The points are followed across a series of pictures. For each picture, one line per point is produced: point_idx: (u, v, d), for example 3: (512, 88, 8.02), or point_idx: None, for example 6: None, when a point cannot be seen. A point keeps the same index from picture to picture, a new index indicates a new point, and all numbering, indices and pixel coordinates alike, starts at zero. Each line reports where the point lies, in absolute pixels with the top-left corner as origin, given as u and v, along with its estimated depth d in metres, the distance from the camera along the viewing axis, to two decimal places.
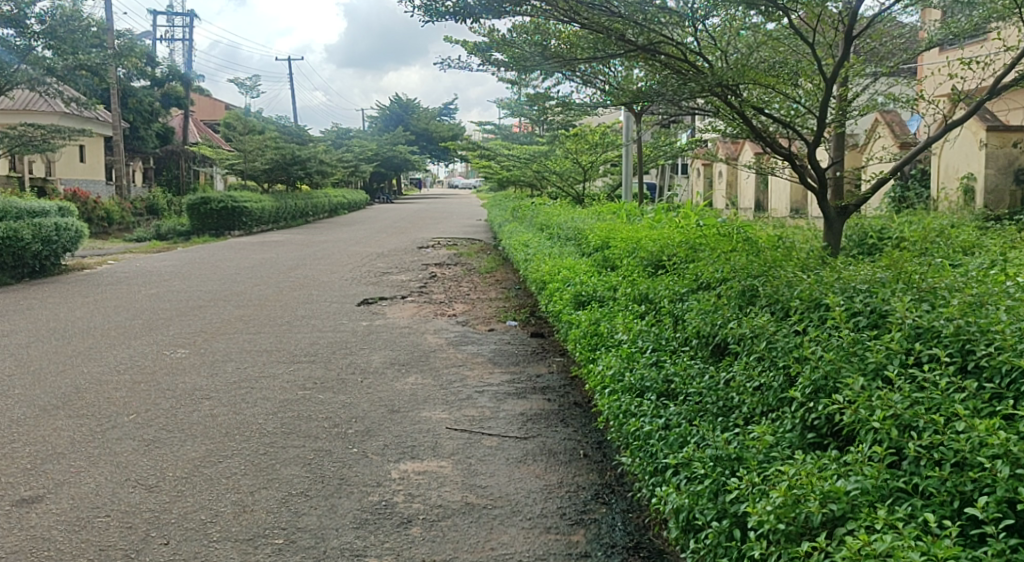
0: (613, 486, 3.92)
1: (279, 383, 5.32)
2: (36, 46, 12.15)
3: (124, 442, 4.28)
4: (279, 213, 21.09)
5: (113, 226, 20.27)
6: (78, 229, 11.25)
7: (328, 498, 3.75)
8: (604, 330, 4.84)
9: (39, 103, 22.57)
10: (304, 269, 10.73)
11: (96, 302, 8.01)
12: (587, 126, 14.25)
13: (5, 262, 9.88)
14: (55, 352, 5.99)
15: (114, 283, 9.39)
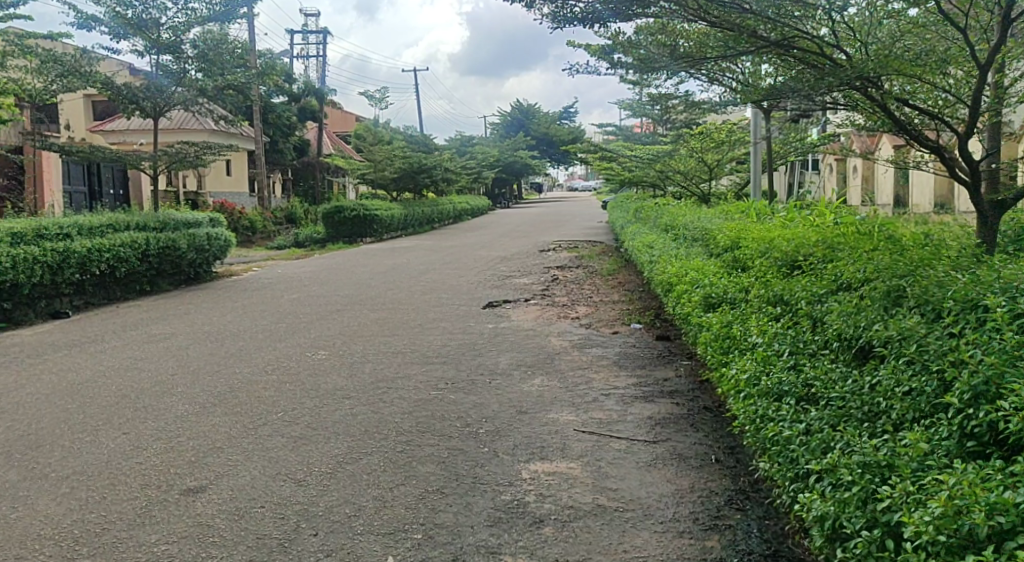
0: (748, 492, 3.84)
1: (414, 383, 5.53)
2: (189, 69, 13.01)
3: (275, 438, 4.58)
4: (408, 220, 21.85)
5: (257, 235, 21.58)
6: (227, 238, 12.07)
7: (463, 496, 3.86)
8: (737, 333, 4.73)
9: (191, 122, 24.30)
10: (432, 274, 11.05)
11: (244, 307, 8.58)
12: (714, 126, 14.04)
13: (167, 269, 10.73)
14: (212, 353, 6.45)
15: (258, 289, 10.02)
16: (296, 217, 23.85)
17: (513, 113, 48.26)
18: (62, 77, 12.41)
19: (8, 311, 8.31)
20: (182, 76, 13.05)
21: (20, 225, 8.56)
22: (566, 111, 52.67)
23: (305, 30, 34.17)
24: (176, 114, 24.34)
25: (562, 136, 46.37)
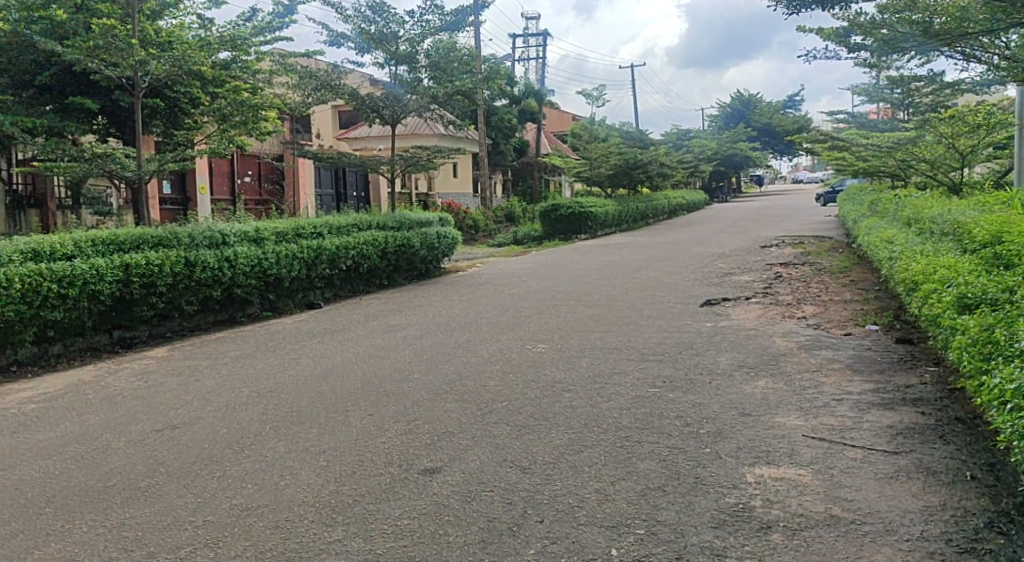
0: (1012, 515, 3.44)
1: (631, 379, 5.54)
2: (422, 77, 13.85)
3: (500, 426, 4.81)
4: (622, 217, 22.01)
5: (480, 233, 22.65)
6: (455, 236, 12.79)
7: (685, 495, 3.82)
8: (999, 337, 4.21)
9: (423, 128, 25.93)
10: (647, 271, 10.98)
11: (468, 301, 9.07)
12: (969, 106, 12.73)
13: (402, 265, 11.61)
14: (442, 343, 6.88)
15: (480, 284, 10.53)
16: (516, 216, 24.65)
17: (733, 105, 46.70)
18: (316, 90, 13.76)
19: (274, 301, 9.42)
20: (416, 85, 13.86)
21: (285, 225, 9.66)
22: (790, 100, 50.08)
23: (525, 33, 35.37)
24: (411, 120, 26.08)
25: (786, 126, 44.22)
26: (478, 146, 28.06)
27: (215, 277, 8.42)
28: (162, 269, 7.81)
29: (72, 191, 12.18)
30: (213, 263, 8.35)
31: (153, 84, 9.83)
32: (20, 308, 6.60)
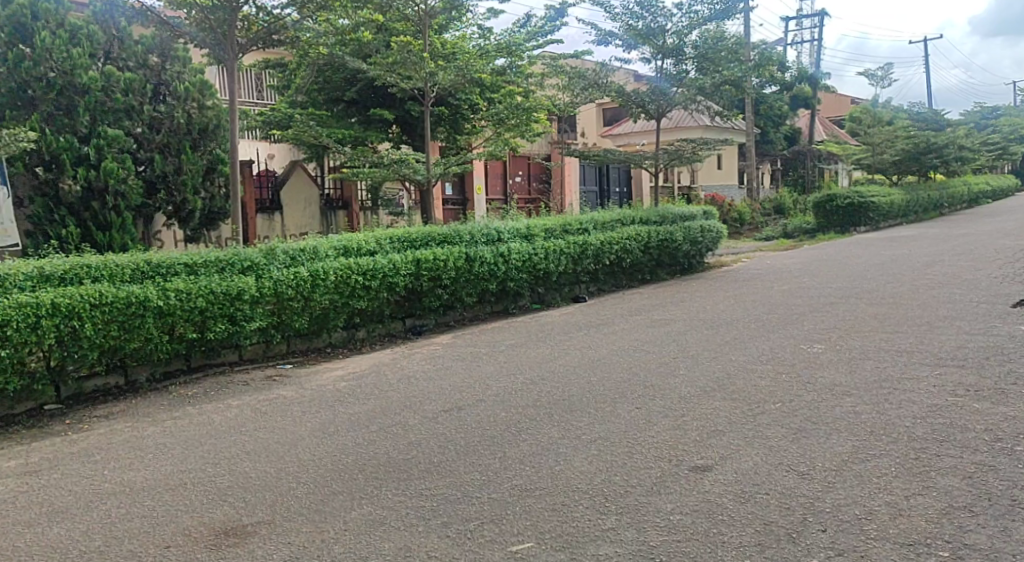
0: None
1: (926, 386, 5.04)
2: (688, 70, 13.49)
3: (776, 428, 4.62)
4: (909, 206, 20.08)
5: (746, 227, 21.72)
6: (719, 230, 12.68)
7: (998, 518, 3.40)
8: None
9: (687, 120, 25.37)
10: (940, 266, 9.85)
11: (734, 297, 8.79)
12: None
13: (664, 260, 11.71)
14: (708, 339, 6.76)
15: (747, 280, 10.15)
16: (785, 208, 23.54)
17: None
18: (584, 89, 13.77)
19: (543, 295, 9.89)
20: (682, 77, 13.58)
21: (554, 222, 10.14)
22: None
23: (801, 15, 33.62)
24: (675, 115, 25.63)
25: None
26: (744, 136, 26.92)
27: (492, 272, 9.02)
28: (447, 264, 8.53)
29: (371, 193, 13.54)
30: (489, 259, 8.95)
31: (439, 93, 10.73)
32: (336, 298, 7.56)
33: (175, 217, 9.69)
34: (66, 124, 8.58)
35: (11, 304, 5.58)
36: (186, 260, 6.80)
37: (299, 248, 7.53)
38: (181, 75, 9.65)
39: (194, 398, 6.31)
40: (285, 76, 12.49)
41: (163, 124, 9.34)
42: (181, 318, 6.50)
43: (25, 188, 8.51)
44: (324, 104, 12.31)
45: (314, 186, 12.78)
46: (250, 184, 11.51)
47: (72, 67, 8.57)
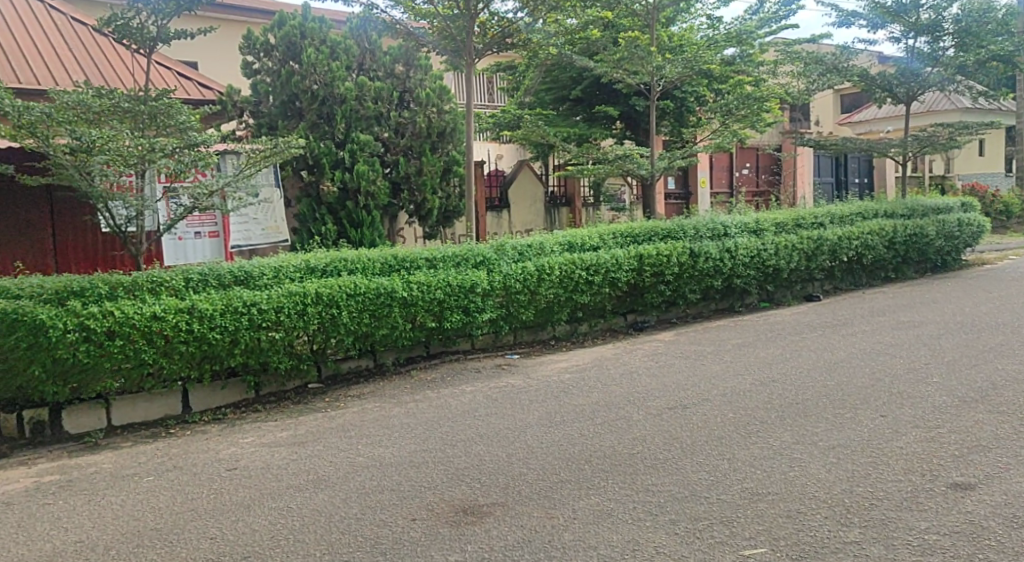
0: None
1: None
2: (946, 46, 12.17)
3: None
4: None
5: (1013, 220, 19.32)
6: (979, 225, 11.61)
7: None
8: None
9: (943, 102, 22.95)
10: None
11: (997, 299, 7.90)
12: None
13: (913, 257, 10.89)
14: (967, 345, 6.15)
15: (1013, 281, 9.07)
16: None
17: None
18: (822, 76, 12.87)
19: (772, 293, 9.56)
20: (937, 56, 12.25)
21: (785, 216, 9.75)
22: None
23: None
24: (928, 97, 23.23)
25: None
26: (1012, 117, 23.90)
27: (717, 268, 8.86)
28: (671, 260, 8.48)
29: (595, 189, 13.81)
30: (715, 255, 8.79)
31: (666, 86, 10.63)
32: (560, 292, 7.78)
33: (416, 214, 10.31)
34: (327, 131, 9.59)
35: (284, 293, 6.34)
36: (427, 254, 7.29)
37: (527, 243, 7.85)
38: (423, 82, 10.30)
39: (433, 383, 6.79)
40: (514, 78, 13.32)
41: (406, 128, 10.10)
42: (422, 308, 7.00)
43: (295, 191, 9.75)
44: (550, 103, 13.42)
45: (541, 182, 13.22)
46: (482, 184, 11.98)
47: (332, 79, 9.56)
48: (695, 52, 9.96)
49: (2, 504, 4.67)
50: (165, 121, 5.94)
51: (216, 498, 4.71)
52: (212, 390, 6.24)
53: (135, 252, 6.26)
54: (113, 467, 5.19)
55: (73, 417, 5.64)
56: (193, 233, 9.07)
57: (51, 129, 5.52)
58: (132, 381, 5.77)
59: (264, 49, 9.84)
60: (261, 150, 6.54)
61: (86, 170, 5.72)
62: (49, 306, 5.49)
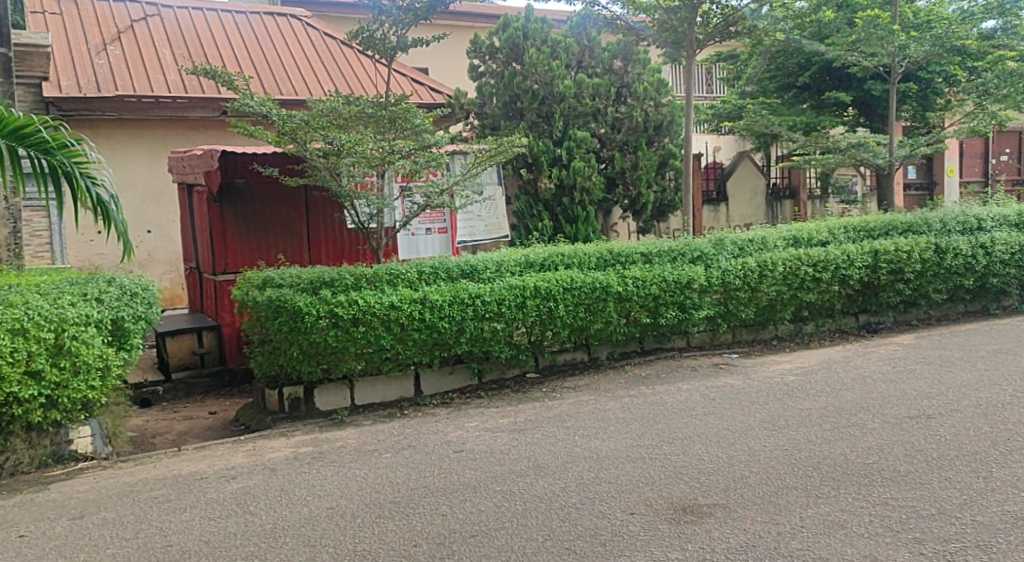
0: None
1: None
2: None
3: None
4: None
5: None
6: None
7: None
8: None
9: None
10: None
11: None
12: None
13: None
14: None
15: None
16: None
17: None
18: None
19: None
20: None
21: None
22: None
23: None
24: None
25: None
26: None
27: (968, 266, 8.61)
28: (913, 257, 8.31)
29: (822, 182, 14.63)
30: (967, 251, 8.58)
31: (908, 68, 9.85)
32: (783, 289, 7.80)
33: (630, 209, 10.73)
34: (546, 129, 10.25)
35: (506, 286, 6.68)
36: (642, 250, 7.51)
37: (747, 239, 7.92)
38: (640, 77, 10.70)
39: (648, 379, 6.84)
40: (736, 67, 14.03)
41: (624, 123, 10.57)
42: (637, 304, 7.21)
43: (515, 188, 10.28)
44: (774, 91, 13.60)
45: (762, 173, 14.41)
46: (700, 177, 12.52)
47: (552, 78, 10.13)
48: (944, 28, 9.17)
49: (268, 468, 5.22)
50: (403, 125, 6.42)
51: (446, 477, 4.97)
52: (442, 374, 6.69)
53: (377, 245, 6.99)
54: (357, 443, 5.67)
55: (324, 395, 6.24)
56: (425, 228, 8.25)
57: (307, 135, 6.19)
58: (373, 364, 6.30)
59: (488, 52, 10.49)
60: (487, 150, 6.94)
61: (336, 171, 6.46)
62: (305, 295, 6.12)
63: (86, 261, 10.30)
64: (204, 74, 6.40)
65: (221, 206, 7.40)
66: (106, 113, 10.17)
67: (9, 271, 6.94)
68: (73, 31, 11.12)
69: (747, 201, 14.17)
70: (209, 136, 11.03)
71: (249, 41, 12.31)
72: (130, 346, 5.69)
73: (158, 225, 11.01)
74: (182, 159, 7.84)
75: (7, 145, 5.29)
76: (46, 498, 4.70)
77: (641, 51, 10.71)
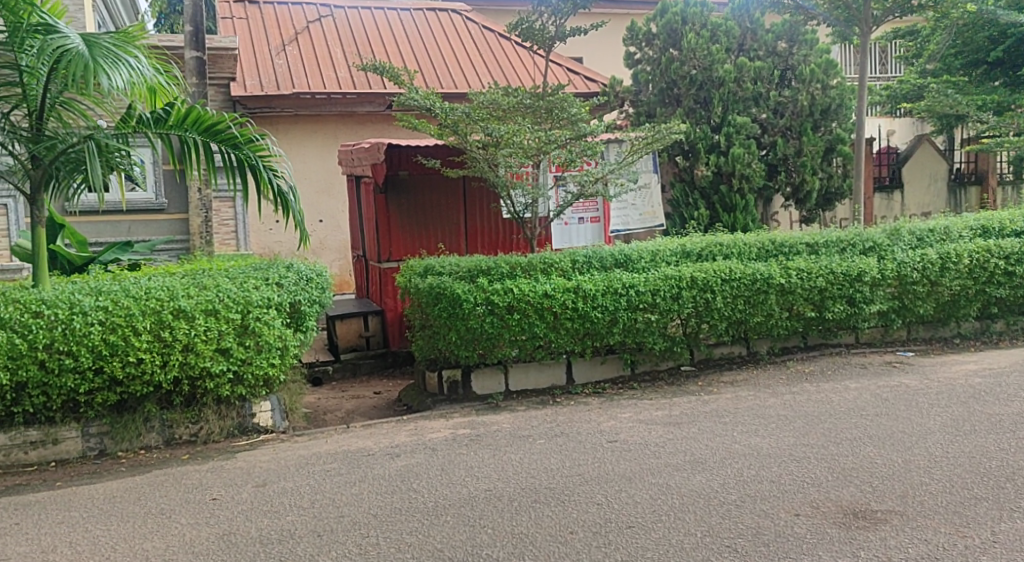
0: None
1: None
2: None
3: None
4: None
5: None
6: None
7: None
8: None
9: None
10: None
11: None
12: None
13: None
14: None
15: None
16: None
17: None
18: None
19: None
20: None
21: None
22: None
23: None
24: None
25: None
26: None
27: None
28: None
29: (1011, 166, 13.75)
30: None
31: None
32: (968, 283, 7.52)
33: (794, 198, 10.35)
34: (704, 115, 10.00)
35: (661, 276, 6.58)
36: (808, 240, 7.36)
37: (928, 229, 7.71)
38: (807, 58, 10.17)
39: (811, 375, 6.58)
40: (917, 44, 13.45)
41: (787, 107, 10.09)
42: (801, 297, 6.96)
43: (670, 176, 10.29)
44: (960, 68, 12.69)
45: (944, 158, 13.39)
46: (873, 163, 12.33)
47: (711, 62, 9.90)
48: None
49: (428, 448, 5.41)
50: (559, 115, 6.45)
51: (600, 466, 4.91)
52: (594, 363, 6.66)
53: (531, 235, 7.07)
54: (512, 428, 5.76)
55: (480, 380, 6.40)
56: (578, 217, 8.32)
57: (468, 126, 6.38)
58: (526, 351, 6.37)
59: (645, 38, 10.40)
60: (644, 138, 6.87)
61: (493, 162, 6.57)
62: (463, 283, 6.29)
63: (269, 249, 11.30)
64: (374, 70, 6.73)
65: (386, 197, 7.76)
66: (284, 110, 10.93)
67: (201, 257, 7.63)
68: (255, 33, 12.03)
69: (926, 187, 13.18)
70: (375, 130, 11.58)
71: (412, 36, 12.82)
72: (306, 327, 6.11)
73: (328, 216, 11.70)
74: (352, 152, 8.27)
75: (202, 141, 5.80)
76: (234, 465, 5.13)
77: (808, 31, 10.18)
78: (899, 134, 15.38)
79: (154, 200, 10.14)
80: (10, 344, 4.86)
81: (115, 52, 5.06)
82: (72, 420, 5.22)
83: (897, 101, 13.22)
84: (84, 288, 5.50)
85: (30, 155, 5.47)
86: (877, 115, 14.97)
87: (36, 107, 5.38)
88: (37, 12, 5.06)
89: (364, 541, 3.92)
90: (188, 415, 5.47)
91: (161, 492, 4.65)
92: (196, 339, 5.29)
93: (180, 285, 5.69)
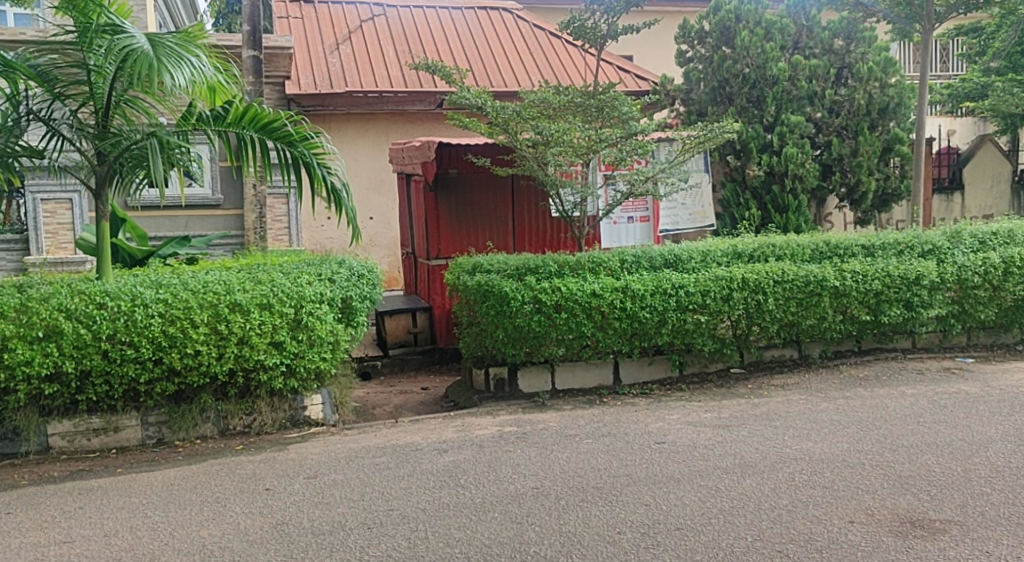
0: None
1: None
2: None
3: None
4: None
5: None
6: None
7: None
8: None
9: None
10: None
11: None
12: None
13: None
14: None
15: None
16: None
17: None
18: None
19: None
20: None
21: None
22: None
23: None
24: None
25: None
26: None
27: None
28: None
29: None
30: None
31: None
32: None
33: (849, 198, 10.14)
34: (756, 114, 9.90)
35: (711, 277, 6.51)
36: (864, 242, 7.21)
37: (990, 233, 7.50)
38: (865, 56, 9.96)
39: (865, 380, 6.44)
40: (980, 42, 13.13)
41: (842, 106, 9.94)
42: (855, 299, 6.84)
43: (721, 175, 10.19)
44: None
45: (1008, 158, 13.00)
46: (933, 164, 12.01)
47: (765, 61, 9.80)
48: None
49: (475, 445, 5.43)
50: (610, 113, 6.47)
51: (649, 468, 4.87)
52: (641, 364, 6.60)
53: (579, 234, 7.05)
54: (559, 427, 5.75)
55: (526, 378, 6.39)
56: (626, 216, 8.26)
57: (519, 125, 6.37)
58: (573, 351, 6.35)
59: (697, 36, 10.30)
60: (696, 136, 6.81)
61: (543, 161, 6.57)
62: (511, 281, 6.31)
63: (321, 244, 11.48)
64: (426, 68, 6.78)
65: (436, 195, 7.83)
66: (336, 108, 11.08)
67: (255, 252, 7.79)
68: (310, 32, 12.23)
69: (987, 189, 12.85)
70: (425, 128, 11.67)
71: (463, 35, 12.89)
72: (357, 323, 6.20)
73: (378, 212, 11.84)
74: (403, 150, 8.34)
75: (259, 138, 5.91)
76: (287, 457, 5.22)
77: (867, 28, 9.97)
78: (960, 134, 14.98)
79: (210, 196, 10.37)
80: (75, 334, 5.02)
81: (177, 52, 5.19)
82: (132, 409, 5.37)
83: (958, 100, 12.90)
84: (145, 280, 5.65)
85: (96, 151, 5.66)
86: (937, 114, 14.62)
87: (102, 105, 5.54)
88: (105, 13, 5.25)
89: (414, 535, 3.96)
90: (242, 406, 5.58)
91: (217, 481, 4.76)
92: (251, 333, 5.39)
93: (237, 279, 5.82)
